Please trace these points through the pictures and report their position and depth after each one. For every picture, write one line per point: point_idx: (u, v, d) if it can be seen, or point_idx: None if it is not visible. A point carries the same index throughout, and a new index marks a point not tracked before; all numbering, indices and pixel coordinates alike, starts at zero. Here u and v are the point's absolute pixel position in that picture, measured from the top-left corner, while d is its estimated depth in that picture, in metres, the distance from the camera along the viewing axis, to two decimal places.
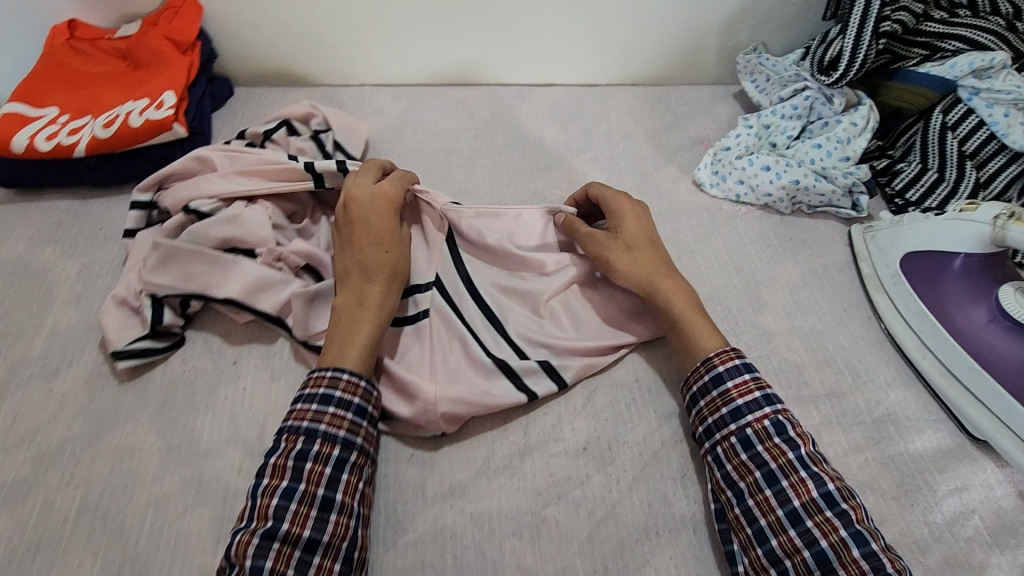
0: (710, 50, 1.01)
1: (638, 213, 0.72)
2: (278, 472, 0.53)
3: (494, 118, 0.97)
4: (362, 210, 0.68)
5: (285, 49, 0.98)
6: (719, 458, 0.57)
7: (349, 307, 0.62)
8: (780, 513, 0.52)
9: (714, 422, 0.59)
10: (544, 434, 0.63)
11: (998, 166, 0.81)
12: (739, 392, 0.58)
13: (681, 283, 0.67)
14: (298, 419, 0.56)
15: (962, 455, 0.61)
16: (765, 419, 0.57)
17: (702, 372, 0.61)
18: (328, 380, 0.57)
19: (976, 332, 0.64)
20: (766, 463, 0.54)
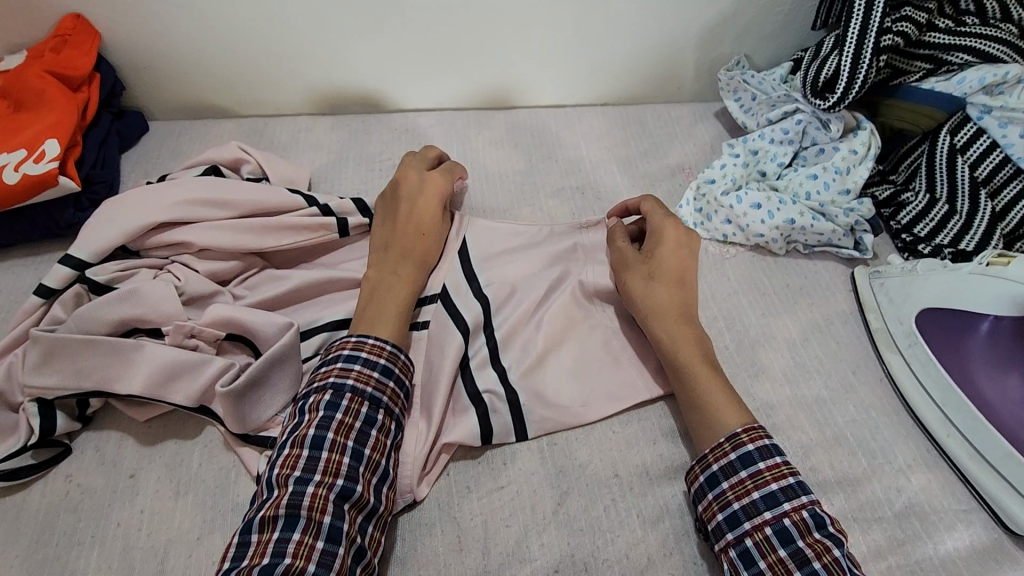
0: (687, 63, 0.90)
1: (681, 245, 0.65)
2: (344, 430, 0.51)
3: (447, 148, 0.86)
4: (408, 192, 0.68)
5: (205, 77, 0.86)
6: (749, 553, 0.48)
7: (382, 276, 0.62)
8: None
9: (742, 508, 0.49)
10: (507, 553, 0.52)
11: (1013, 193, 0.71)
12: (773, 474, 0.50)
13: (695, 328, 0.60)
14: (361, 382, 0.53)
15: (999, 556, 0.52)
16: (803, 509, 0.48)
17: (726, 449, 0.52)
18: (388, 353, 0.56)
19: (1011, 408, 0.55)
20: (810, 562, 0.46)
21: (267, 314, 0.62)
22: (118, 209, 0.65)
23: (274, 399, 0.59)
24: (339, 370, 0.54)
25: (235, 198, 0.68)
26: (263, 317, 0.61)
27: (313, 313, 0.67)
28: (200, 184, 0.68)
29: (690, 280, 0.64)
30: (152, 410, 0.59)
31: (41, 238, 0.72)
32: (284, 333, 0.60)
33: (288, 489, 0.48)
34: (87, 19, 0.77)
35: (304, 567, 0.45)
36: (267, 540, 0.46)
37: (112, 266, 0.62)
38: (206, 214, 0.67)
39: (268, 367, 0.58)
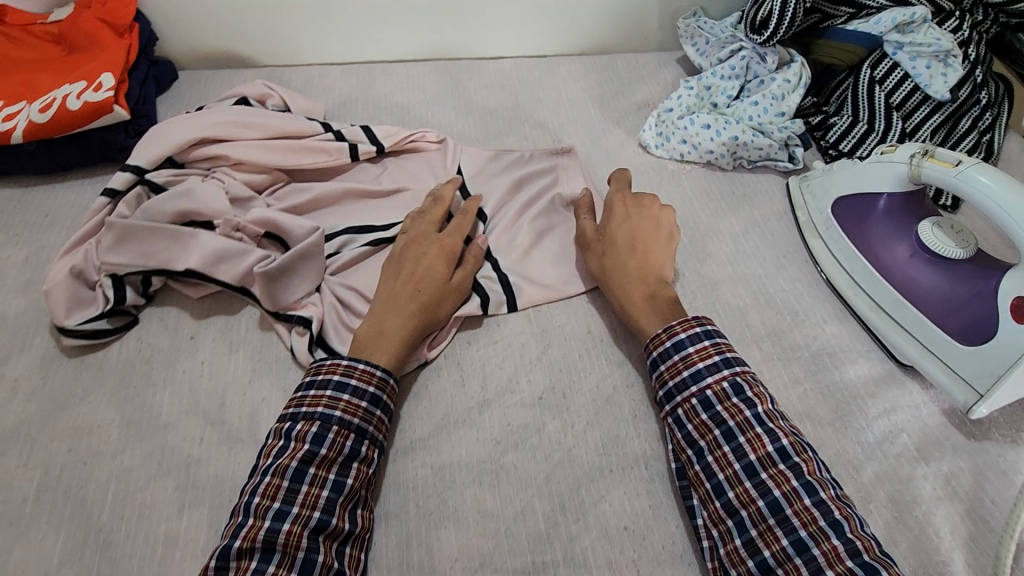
0: (652, 15, 1.03)
1: (626, 217, 0.72)
2: (327, 464, 0.53)
3: (444, 91, 0.98)
4: (416, 248, 0.68)
5: (230, 30, 0.97)
6: (681, 419, 0.58)
7: (370, 334, 0.62)
8: (738, 467, 0.53)
9: (675, 385, 0.59)
10: (501, 387, 0.65)
11: (921, 116, 0.86)
12: (701, 355, 0.59)
13: (647, 288, 0.66)
14: (349, 413, 0.56)
15: (890, 380, 0.65)
16: (723, 380, 0.57)
17: (664, 339, 0.61)
18: (377, 380, 0.59)
19: (901, 267, 0.67)
20: (725, 421, 0.55)
21: (299, 219, 0.73)
22: (168, 128, 0.77)
23: (301, 285, 0.70)
24: (328, 400, 0.56)
25: (266, 123, 0.81)
26: (295, 220, 0.72)
27: (338, 218, 0.79)
28: (240, 111, 0.81)
29: (642, 241, 0.70)
30: (204, 289, 0.71)
31: (97, 162, 0.83)
32: (311, 235, 0.71)
33: (264, 522, 0.50)
34: None
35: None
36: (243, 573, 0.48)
37: (167, 172, 0.74)
38: (241, 134, 0.79)
39: (297, 259, 0.69)
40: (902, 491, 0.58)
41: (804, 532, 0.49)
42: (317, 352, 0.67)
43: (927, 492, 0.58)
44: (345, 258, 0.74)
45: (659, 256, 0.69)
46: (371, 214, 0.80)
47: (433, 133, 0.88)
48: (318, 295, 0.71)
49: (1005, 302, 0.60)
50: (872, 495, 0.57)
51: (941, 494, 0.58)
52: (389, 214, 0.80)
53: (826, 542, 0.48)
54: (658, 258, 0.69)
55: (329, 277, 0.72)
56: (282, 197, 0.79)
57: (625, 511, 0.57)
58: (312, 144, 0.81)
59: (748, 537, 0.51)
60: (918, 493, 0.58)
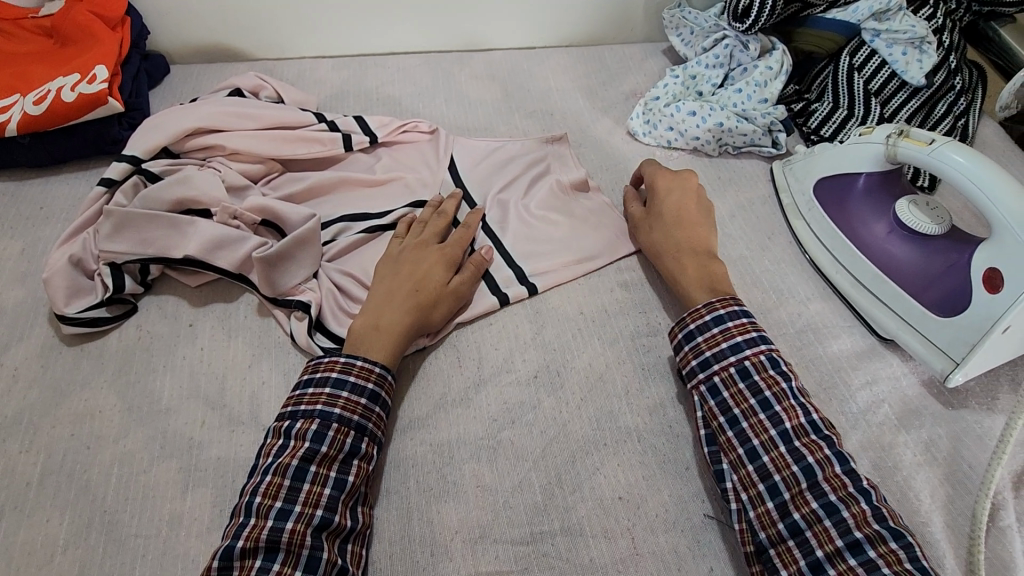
0: (638, 7, 1.05)
1: (672, 191, 0.75)
2: (327, 462, 0.54)
3: (434, 83, 1.00)
4: (419, 248, 0.70)
5: (220, 24, 0.98)
6: (717, 386, 0.59)
7: (365, 329, 0.63)
8: (773, 433, 0.55)
9: (713, 354, 0.60)
10: (497, 367, 0.67)
11: (899, 102, 0.88)
12: (739, 330, 0.61)
13: (699, 260, 0.70)
14: (348, 411, 0.57)
15: (872, 354, 0.68)
16: (761, 354, 0.59)
17: (702, 313, 0.63)
18: (376, 377, 0.60)
19: (880, 243, 0.70)
20: (762, 391, 0.57)
21: (295, 206, 0.74)
22: (162, 119, 0.78)
23: (299, 271, 0.71)
24: (327, 398, 0.57)
25: (259, 112, 0.81)
26: (291, 207, 0.73)
27: (331, 207, 0.80)
28: (232, 102, 0.81)
29: (687, 217, 0.73)
30: (203, 278, 0.72)
31: (90, 155, 0.84)
32: (308, 221, 0.72)
33: (266, 522, 0.51)
34: None
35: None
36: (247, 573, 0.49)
37: (162, 162, 0.75)
38: (233, 124, 0.79)
39: (294, 245, 0.70)
40: (883, 458, 0.60)
41: (834, 496, 0.51)
42: (316, 337, 0.68)
43: (907, 457, 0.60)
44: (342, 244, 0.76)
45: (705, 231, 0.73)
46: (365, 203, 0.81)
47: (424, 123, 0.89)
48: (316, 281, 0.72)
49: (978, 273, 0.62)
50: (856, 462, 0.60)
51: (920, 459, 0.60)
52: (384, 202, 0.81)
53: (856, 505, 0.50)
54: (703, 233, 0.73)
55: (325, 265, 0.73)
56: (277, 186, 0.80)
57: (620, 482, 0.59)
58: (306, 134, 0.83)
59: (780, 500, 0.53)
60: (899, 459, 0.60)
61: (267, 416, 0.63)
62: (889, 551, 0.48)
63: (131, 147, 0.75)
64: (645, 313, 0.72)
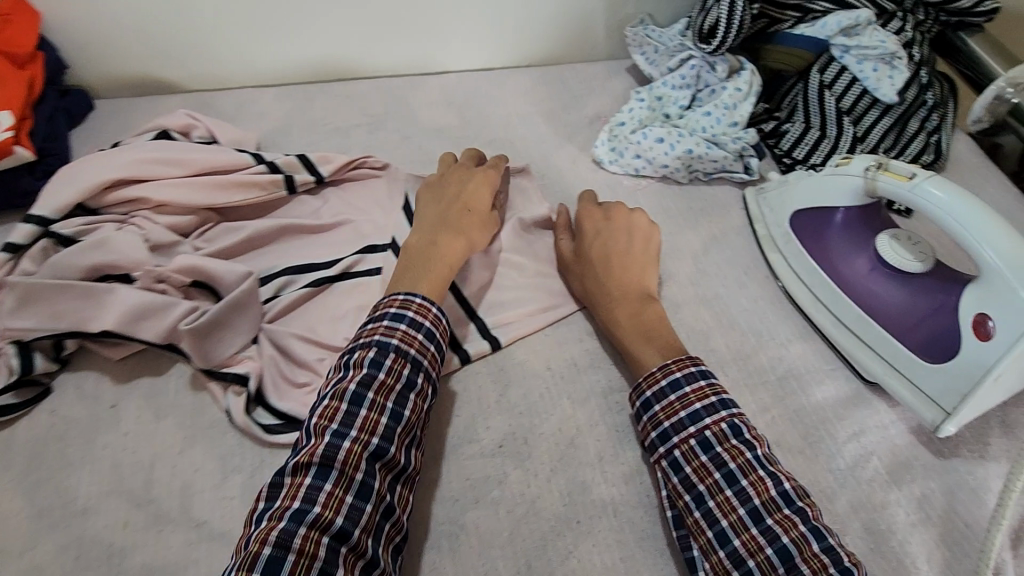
0: (599, 23, 1.00)
1: (601, 232, 0.70)
2: (384, 392, 0.54)
3: (386, 111, 0.93)
4: (456, 178, 0.73)
5: (147, 55, 0.90)
6: (677, 462, 0.55)
7: (418, 250, 0.65)
8: (742, 512, 0.50)
9: (671, 425, 0.56)
10: (457, 437, 0.61)
11: (872, 119, 0.84)
12: (698, 396, 0.56)
13: (631, 308, 0.65)
14: (406, 343, 0.57)
15: (858, 401, 0.64)
16: (722, 422, 0.55)
17: (658, 377, 0.58)
18: (434, 316, 0.60)
19: (861, 281, 0.66)
20: (725, 464, 0.53)
21: (228, 263, 0.67)
22: (75, 171, 0.70)
23: (235, 338, 0.64)
24: (385, 328, 0.57)
25: (188, 157, 0.74)
26: (225, 264, 0.66)
27: (273, 260, 0.73)
28: (155, 145, 0.74)
29: (620, 255, 0.68)
30: (126, 350, 0.64)
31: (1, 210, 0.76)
32: (244, 280, 0.65)
33: (323, 440, 0.51)
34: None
35: (332, 518, 0.48)
36: (298, 494, 0.48)
37: (75, 222, 0.67)
38: (159, 172, 0.72)
39: (228, 310, 0.63)
40: (876, 520, 0.56)
41: None
42: (257, 412, 0.61)
43: (901, 518, 0.56)
44: (285, 301, 0.68)
45: (640, 271, 0.67)
46: (310, 251, 0.74)
47: (373, 158, 0.83)
48: (255, 346, 0.65)
49: (967, 320, 0.58)
50: (847, 526, 0.56)
51: (915, 519, 0.56)
52: (329, 250, 0.74)
53: None
54: (639, 273, 0.67)
55: (265, 326, 0.66)
56: (212, 239, 0.73)
57: (595, 566, 0.54)
58: (242, 176, 0.75)
59: None
60: (892, 521, 0.56)
61: (200, 511, 0.56)
62: None
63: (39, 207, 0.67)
64: (617, 365, 0.67)
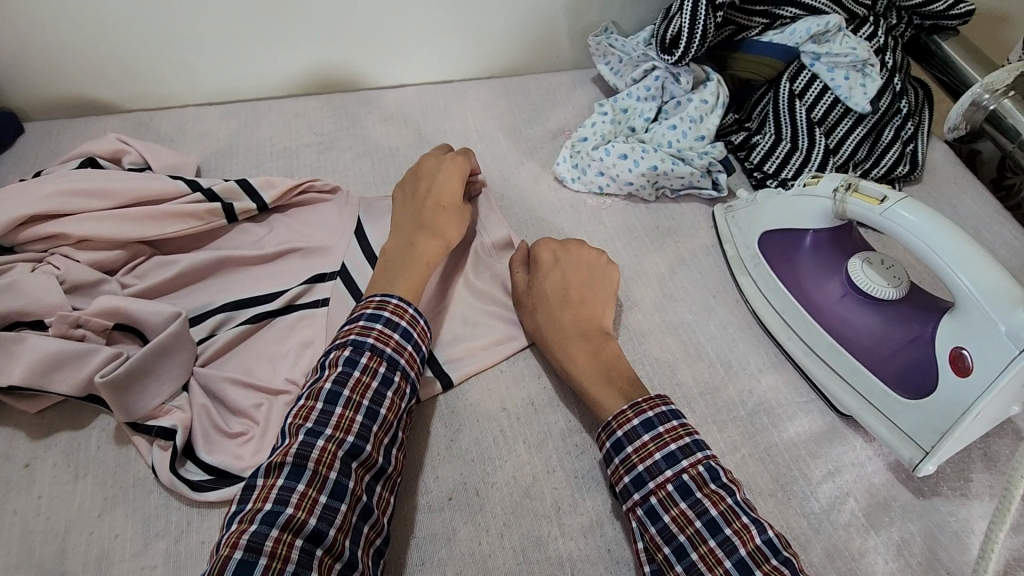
0: (562, 32, 0.95)
1: (560, 266, 0.65)
2: (361, 390, 0.52)
3: (337, 129, 0.88)
4: (430, 173, 0.72)
5: (79, 76, 0.85)
6: (654, 509, 0.50)
7: (397, 252, 0.64)
8: (728, 565, 0.46)
9: (646, 470, 0.51)
10: (402, 490, 0.56)
11: (845, 130, 0.81)
12: (672, 436, 0.52)
13: (590, 346, 0.61)
14: (381, 342, 0.55)
15: (833, 436, 0.60)
16: (699, 464, 0.50)
17: (630, 416, 0.54)
18: (410, 317, 0.58)
19: (833, 307, 0.62)
20: (706, 511, 0.48)
21: (153, 302, 0.61)
22: None
23: (162, 387, 0.58)
24: (361, 328, 0.55)
25: (112, 186, 0.68)
26: (151, 306, 0.60)
27: (208, 296, 0.68)
28: (77, 175, 0.68)
29: (578, 291, 0.64)
30: (43, 402, 0.59)
31: None
32: (172, 322, 0.60)
33: (298, 439, 0.49)
34: None
35: (306, 519, 0.45)
36: (269, 494, 0.46)
37: None
38: (82, 205, 0.67)
39: (153, 357, 0.58)
40: (853, 570, 0.52)
41: None
42: (184, 468, 0.57)
43: (879, 567, 0.52)
44: (221, 341, 0.64)
45: (599, 307, 0.64)
46: (251, 282, 0.69)
47: (320, 180, 0.78)
48: (186, 394, 0.60)
49: (944, 353, 0.54)
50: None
51: (894, 567, 0.52)
52: (270, 281, 0.69)
53: None
54: (596, 308, 0.64)
55: (198, 370, 0.61)
56: (143, 275, 0.68)
57: None
58: (173, 205, 0.70)
59: None
60: (870, 571, 0.52)
61: None
62: None
63: None
64: (577, 402, 0.62)
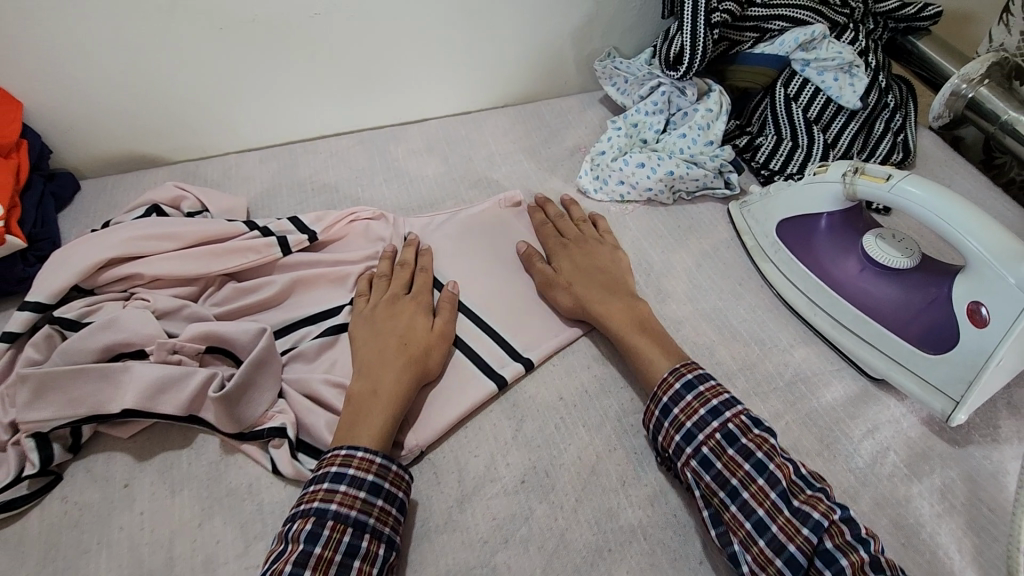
0: (569, 60, 1.04)
1: (569, 254, 0.75)
2: (323, 565, 0.48)
3: (370, 162, 0.96)
4: (389, 307, 0.69)
5: (132, 133, 0.91)
6: (707, 458, 0.54)
7: (361, 396, 0.59)
8: (774, 497, 0.51)
9: (694, 425, 0.56)
10: (479, 478, 0.60)
11: (839, 126, 0.88)
12: (713, 393, 0.57)
13: (620, 303, 0.69)
14: (346, 506, 0.52)
15: (867, 398, 0.65)
16: (741, 414, 0.56)
17: (672, 381, 0.59)
18: (377, 467, 0.54)
19: (854, 282, 0.67)
20: (753, 453, 0.53)
21: (240, 323, 0.67)
22: (71, 254, 0.71)
23: (262, 397, 0.63)
24: (325, 492, 0.52)
25: (179, 229, 0.74)
26: (237, 326, 0.66)
27: (277, 318, 0.73)
28: (147, 221, 0.74)
29: (609, 274, 0.72)
30: (134, 427, 0.64)
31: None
32: (259, 337, 0.65)
33: None
34: (8, 89, 0.80)
35: None
36: None
37: (76, 304, 0.67)
38: (153, 247, 0.72)
39: (252, 370, 0.63)
40: (904, 515, 0.56)
41: (831, 544, 0.48)
42: (301, 457, 0.62)
43: (926, 510, 0.56)
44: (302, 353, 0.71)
45: (622, 279, 0.72)
46: (320, 300, 0.75)
47: (365, 209, 0.84)
48: (283, 400, 0.65)
49: (962, 307, 0.59)
50: (876, 523, 0.56)
51: (940, 509, 0.57)
52: (340, 295, 0.75)
53: (855, 554, 0.47)
54: (620, 278, 0.72)
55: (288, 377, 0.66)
56: (223, 301, 0.73)
57: None
58: (237, 240, 0.75)
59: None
60: (919, 514, 0.56)
61: None
62: None
63: (43, 291, 0.67)
64: (626, 387, 0.67)
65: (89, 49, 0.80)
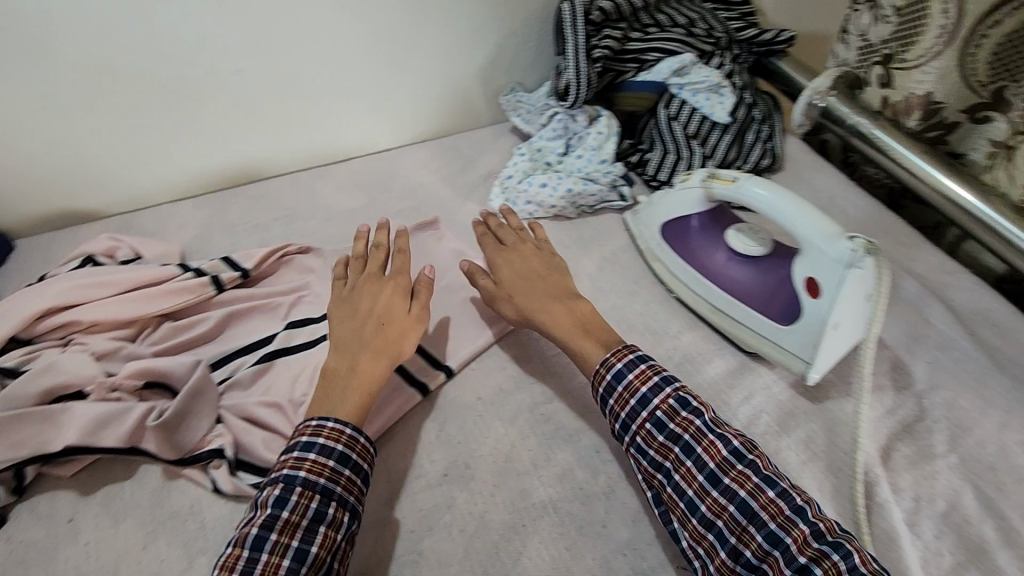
0: (478, 96, 1.14)
1: (512, 264, 0.79)
2: (289, 529, 0.54)
3: (299, 202, 1.02)
4: (368, 288, 0.74)
5: (63, 192, 0.96)
6: (642, 447, 0.62)
7: (339, 373, 0.66)
8: (701, 478, 0.58)
9: (627, 416, 0.63)
10: (405, 475, 0.67)
11: (716, 138, 1.00)
12: (642, 380, 0.64)
13: (561, 304, 0.74)
14: (314, 474, 0.58)
15: (744, 370, 0.74)
16: (670, 399, 0.62)
17: (604, 373, 0.66)
18: (346, 438, 0.61)
19: (722, 270, 0.78)
20: (681, 436, 0.60)
21: (175, 358, 0.72)
22: (9, 308, 0.75)
23: (200, 423, 0.68)
24: (294, 461, 0.58)
25: (115, 277, 0.79)
26: (173, 360, 0.71)
27: (213, 351, 0.78)
28: (85, 272, 0.79)
29: (550, 280, 0.77)
30: (76, 465, 0.67)
31: None
32: (194, 369, 0.71)
33: None
34: None
35: None
36: None
37: (16, 353, 0.71)
38: (90, 295, 0.77)
39: (188, 399, 0.68)
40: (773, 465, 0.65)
41: (773, 523, 0.54)
42: (240, 474, 0.67)
43: (792, 459, 0.66)
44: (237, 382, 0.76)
45: (560, 279, 0.78)
46: (253, 331, 0.81)
47: (294, 244, 0.91)
48: (221, 425, 0.70)
49: (800, 285, 0.70)
50: None
51: (803, 457, 0.66)
52: (271, 325, 0.81)
53: (795, 528, 0.53)
54: (560, 279, 0.78)
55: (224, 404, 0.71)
56: (160, 340, 0.78)
57: (546, 561, 0.60)
58: (171, 283, 0.81)
59: (730, 545, 0.55)
60: (785, 463, 0.66)
61: None
62: (832, 565, 0.51)
63: None
64: (537, 382, 0.75)
65: (18, 116, 0.85)
